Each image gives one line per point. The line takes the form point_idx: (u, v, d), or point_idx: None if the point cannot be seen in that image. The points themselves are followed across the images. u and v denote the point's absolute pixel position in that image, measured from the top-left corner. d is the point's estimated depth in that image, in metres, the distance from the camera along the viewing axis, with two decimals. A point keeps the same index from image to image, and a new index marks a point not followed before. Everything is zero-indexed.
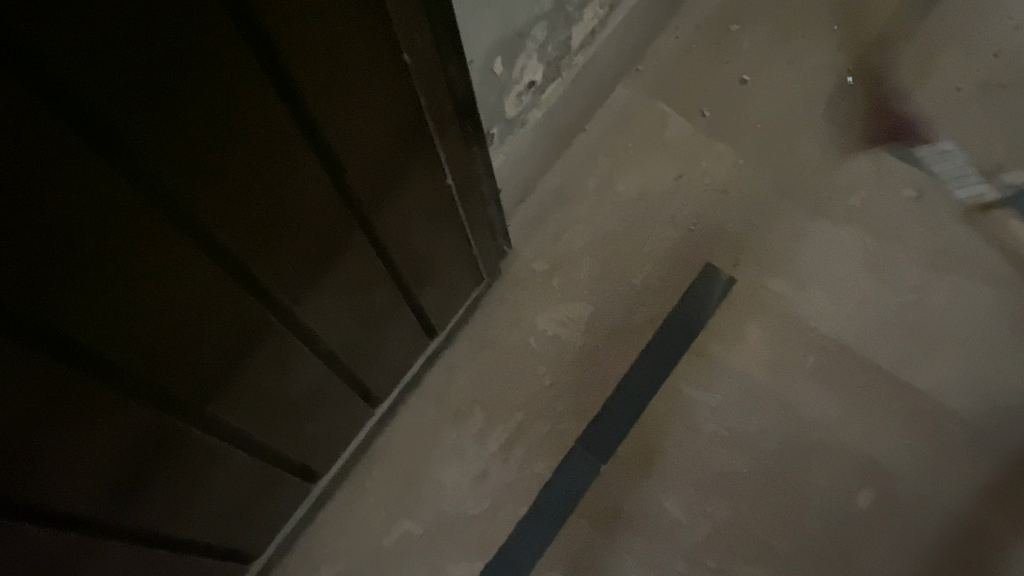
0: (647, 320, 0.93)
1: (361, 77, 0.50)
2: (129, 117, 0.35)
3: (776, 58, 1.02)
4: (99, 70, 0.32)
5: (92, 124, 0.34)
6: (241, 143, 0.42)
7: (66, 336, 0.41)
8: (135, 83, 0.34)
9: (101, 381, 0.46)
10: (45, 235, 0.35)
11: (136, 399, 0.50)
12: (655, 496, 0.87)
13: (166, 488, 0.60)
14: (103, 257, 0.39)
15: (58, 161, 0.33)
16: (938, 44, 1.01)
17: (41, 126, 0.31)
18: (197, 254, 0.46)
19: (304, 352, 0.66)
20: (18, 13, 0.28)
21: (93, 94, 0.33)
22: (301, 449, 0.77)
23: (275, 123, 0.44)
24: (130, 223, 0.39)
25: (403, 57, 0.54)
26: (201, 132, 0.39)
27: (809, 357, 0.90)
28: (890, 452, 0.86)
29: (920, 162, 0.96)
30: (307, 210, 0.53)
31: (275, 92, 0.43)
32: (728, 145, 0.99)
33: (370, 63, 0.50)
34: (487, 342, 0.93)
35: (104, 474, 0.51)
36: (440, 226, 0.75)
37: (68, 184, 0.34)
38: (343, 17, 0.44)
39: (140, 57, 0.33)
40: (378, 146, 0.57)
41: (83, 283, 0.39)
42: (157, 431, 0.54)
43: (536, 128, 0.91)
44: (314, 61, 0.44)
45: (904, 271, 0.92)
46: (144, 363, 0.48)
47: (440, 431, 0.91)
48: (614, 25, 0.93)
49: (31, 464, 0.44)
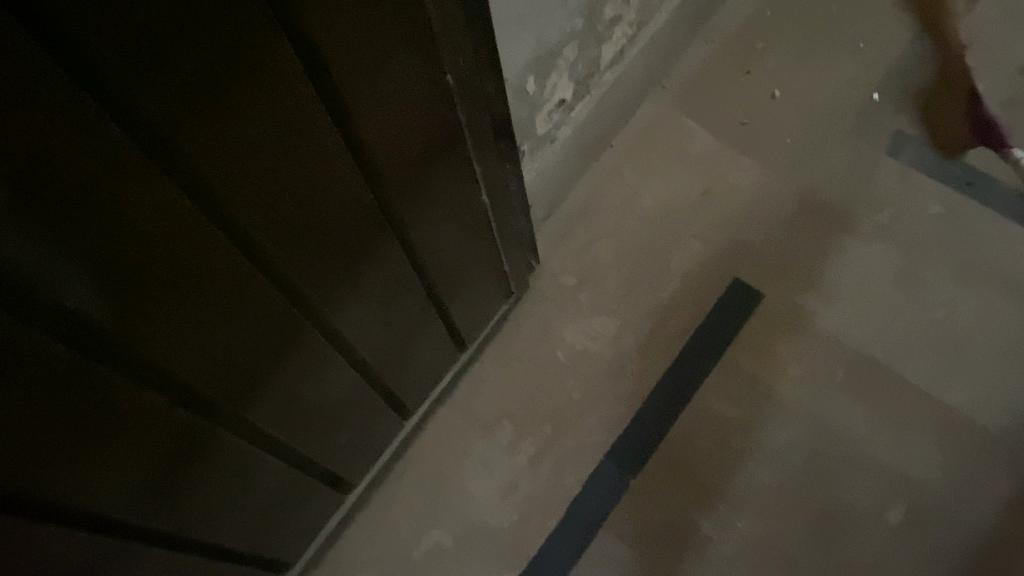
0: (674, 334, 0.94)
1: (400, 91, 0.52)
2: (178, 124, 0.37)
3: (801, 74, 1.03)
4: (151, 77, 0.34)
5: (143, 129, 0.36)
6: (281, 149, 0.44)
7: (110, 334, 0.43)
8: (184, 90, 0.36)
9: (138, 378, 0.47)
10: (88, 230, 0.36)
11: (173, 398, 0.51)
12: (683, 508, 0.87)
13: (200, 490, 0.61)
14: (146, 257, 0.41)
15: (109, 163, 0.35)
16: (964, 61, 1.01)
17: (95, 129, 0.33)
18: (235, 255, 0.47)
19: (337, 360, 0.67)
20: (81, 25, 0.30)
21: (145, 100, 0.34)
22: (334, 458, 0.78)
23: (314, 132, 0.46)
24: (170, 222, 0.41)
25: (440, 72, 0.56)
26: (242, 135, 0.41)
27: (837, 372, 0.90)
28: (919, 467, 0.86)
29: (947, 177, 0.97)
30: (342, 218, 0.54)
31: (316, 103, 0.45)
32: (754, 160, 1.00)
33: (408, 77, 0.52)
34: (515, 354, 0.95)
35: (141, 471, 0.53)
36: (472, 239, 0.76)
37: (117, 185, 0.36)
38: (382, 31, 0.46)
39: (185, 58, 0.35)
40: (413, 157, 0.58)
41: (123, 280, 0.40)
42: (192, 432, 0.55)
43: (565, 144, 0.92)
44: (353, 73, 0.46)
45: (932, 286, 0.92)
46: (182, 364, 0.50)
47: (469, 442, 0.92)
48: (641, 43, 0.94)
49: (69, 459, 0.46)
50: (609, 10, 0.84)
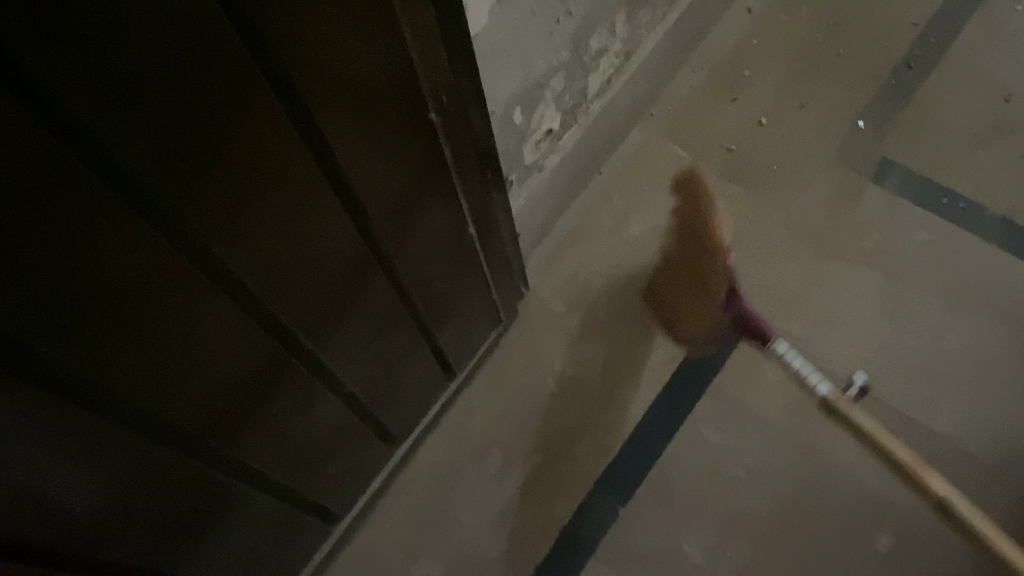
0: (663, 361, 0.94)
1: (384, 128, 0.52)
2: (160, 166, 0.37)
3: (788, 101, 1.04)
4: (134, 122, 0.34)
5: (124, 172, 0.36)
6: (265, 187, 0.44)
7: (92, 374, 0.42)
8: (167, 134, 0.36)
9: (121, 417, 0.47)
10: (67, 272, 0.36)
11: (157, 436, 0.51)
12: (673, 537, 0.87)
13: (182, 526, 0.60)
14: (128, 296, 0.41)
15: (89, 207, 0.35)
16: (949, 89, 1.02)
17: (75, 174, 0.33)
18: (218, 292, 0.47)
19: (324, 393, 0.67)
20: (62, 72, 0.30)
21: (125, 145, 0.35)
22: (322, 489, 0.78)
23: (299, 170, 0.46)
24: (151, 262, 0.41)
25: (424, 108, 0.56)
26: (225, 174, 0.41)
27: (826, 398, 0.91)
28: (908, 495, 0.86)
29: (932, 205, 0.98)
30: (327, 252, 0.54)
31: (300, 142, 0.45)
32: (741, 187, 1.01)
33: (392, 114, 0.52)
34: (505, 381, 0.95)
35: (123, 509, 0.52)
36: (459, 269, 0.77)
37: (97, 227, 0.36)
38: (365, 70, 0.47)
39: (167, 102, 0.35)
40: (399, 190, 0.59)
41: (103, 319, 0.40)
42: (176, 468, 0.55)
43: (553, 172, 0.93)
44: (337, 112, 0.46)
45: (918, 312, 0.93)
46: (167, 402, 0.49)
47: (459, 471, 0.92)
48: (629, 73, 0.95)
49: (51, 501, 0.45)
50: (596, 42, 0.85)
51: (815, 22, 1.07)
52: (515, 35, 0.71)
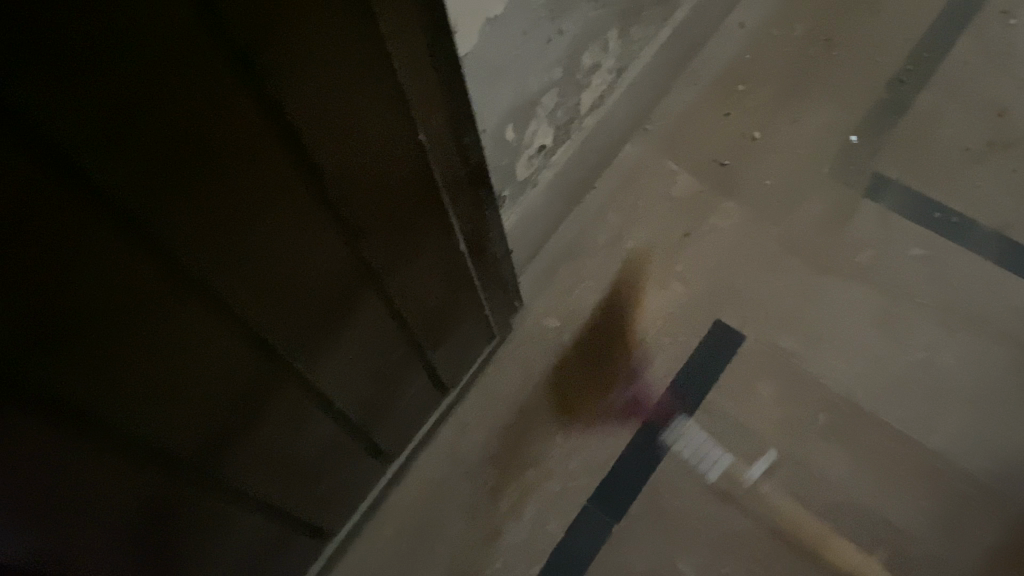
0: (658, 376, 0.94)
1: (373, 148, 0.52)
2: (144, 191, 0.37)
3: (782, 116, 1.04)
4: (116, 147, 0.34)
5: (107, 198, 0.35)
6: (252, 208, 0.44)
7: (77, 399, 0.42)
8: (150, 159, 0.36)
9: (108, 441, 0.46)
10: (51, 301, 0.36)
11: (145, 459, 0.50)
12: (668, 555, 0.87)
13: (170, 549, 0.60)
14: (113, 321, 0.40)
15: (71, 233, 0.35)
16: (942, 103, 1.03)
17: (57, 201, 0.33)
18: (207, 314, 0.47)
19: (316, 411, 0.67)
20: (41, 99, 0.29)
21: (108, 170, 0.34)
22: (314, 507, 0.78)
23: (286, 191, 0.46)
24: (137, 287, 0.40)
25: (415, 124, 0.56)
26: (211, 198, 0.41)
27: (821, 414, 0.90)
28: (903, 512, 0.86)
29: (925, 220, 0.98)
30: (316, 272, 0.54)
31: (288, 163, 0.45)
32: (735, 202, 1.01)
33: (381, 134, 0.52)
34: (499, 397, 0.95)
35: (110, 534, 0.52)
36: (452, 286, 0.77)
37: (81, 253, 0.36)
38: (353, 91, 0.47)
39: (150, 127, 0.34)
40: (389, 209, 0.59)
41: (88, 344, 0.40)
42: (165, 490, 0.55)
43: (547, 188, 0.93)
44: (325, 133, 0.46)
45: (913, 328, 0.93)
46: (154, 425, 0.49)
47: (453, 487, 0.91)
48: (623, 88, 0.95)
49: (38, 530, 0.45)
50: (589, 58, 0.85)
51: (808, 37, 1.08)
52: (507, 53, 0.71)
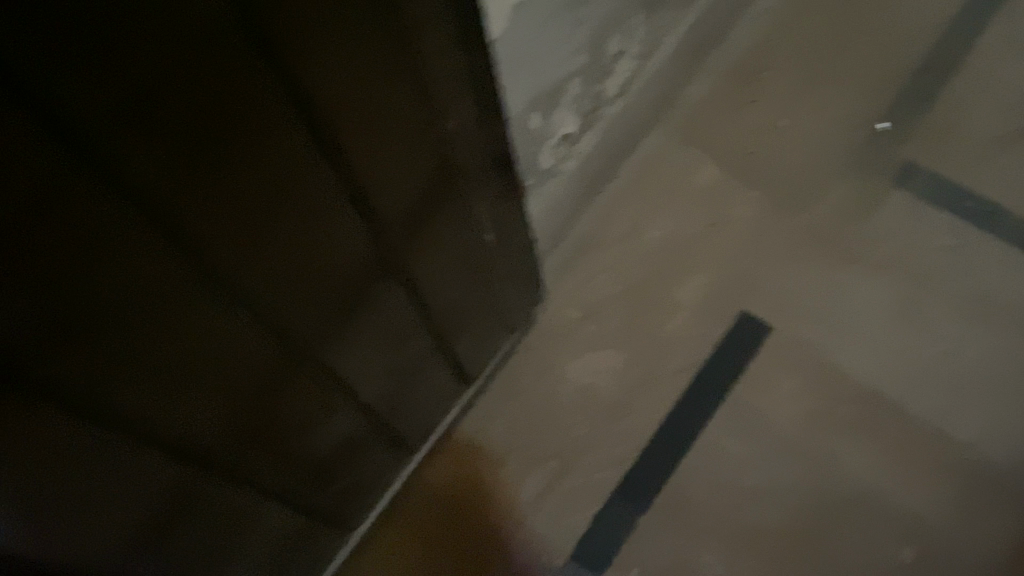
0: (681, 368, 0.93)
1: (398, 136, 0.51)
2: (167, 179, 0.36)
3: (807, 103, 1.02)
4: (139, 133, 0.33)
5: (130, 186, 0.34)
6: (276, 198, 0.43)
7: (99, 393, 0.41)
8: (173, 145, 0.35)
9: (130, 432, 0.45)
10: (74, 288, 0.35)
11: (165, 452, 0.50)
12: (692, 548, 0.86)
13: (190, 543, 0.59)
14: (135, 313, 0.39)
15: (94, 223, 0.34)
16: (971, 90, 1.01)
17: (79, 190, 0.32)
18: (230, 303, 0.46)
19: (339, 404, 0.66)
20: (61, 82, 0.28)
21: (131, 156, 0.33)
22: (336, 500, 0.77)
23: (311, 180, 0.45)
24: (160, 274, 0.39)
25: (441, 110, 0.55)
26: (236, 182, 0.39)
27: (847, 406, 0.89)
28: (931, 506, 0.84)
29: (954, 209, 0.96)
30: (339, 263, 0.53)
31: (312, 151, 0.44)
32: (760, 191, 0.99)
33: (407, 123, 0.51)
34: (521, 389, 0.94)
35: (131, 528, 0.51)
36: (474, 278, 0.76)
37: (103, 243, 0.35)
38: (379, 77, 0.45)
39: (174, 112, 0.33)
40: (413, 199, 0.57)
41: (110, 337, 0.39)
42: (186, 483, 0.54)
43: (570, 178, 0.92)
44: (351, 121, 0.45)
45: (941, 319, 0.91)
46: (175, 418, 0.48)
47: (474, 480, 0.91)
48: (646, 75, 0.94)
49: (60, 522, 0.44)
50: (614, 45, 0.84)
51: (833, 22, 1.06)
52: (532, 40, 0.69)
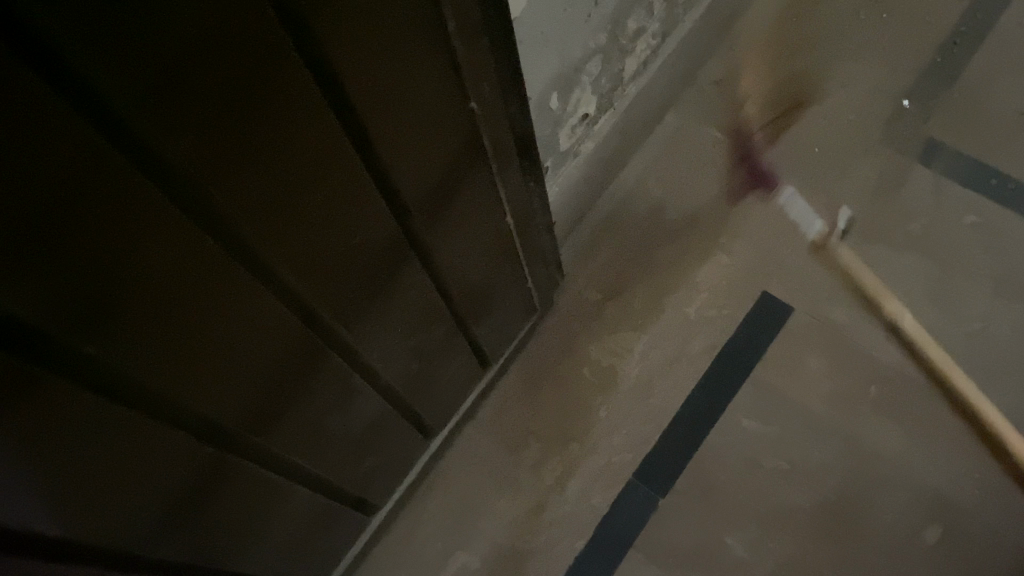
0: (703, 350, 0.92)
1: (423, 116, 0.50)
2: (195, 158, 0.35)
3: (829, 81, 1.01)
4: (169, 112, 0.32)
5: (157, 165, 0.34)
6: (302, 177, 0.43)
7: (127, 371, 0.41)
8: (201, 124, 0.34)
9: (155, 411, 0.45)
10: (97, 265, 0.35)
11: (191, 431, 0.50)
12: (714, 529, 0.86)
13: (215, 521, 0.60)
14: (162, 292, 0.39)
15: (123, 201, 0.34)
16: (999, 64, 0.99)
17: (109, 168, 0.32)
18: (254, 282, 0.45)
19: (362, 385, 0.66)
20: (92, 60, 0.28)
21: (160, 135, 0.33)
22: (359, 481, 0.78)
23: (336, 160, 0.45)
24: (184, 252, 0.39)
25: (465, 90, 0.54)
26: (260, 160, 0.39)
27: (871, 387, 0.88)
28: (956, 487, 0.84)
29: (980, 187, 0.94)
30: (362, 244, 0.53)
31: (338, 130, 0.43)
32: (781, 171, 0.98)
33: (432, 102, 0.50)
34: (541, 371, 0.93)
35: (157, 504, 0.52)
36: (496, 259, 0.75)
37: (132, 222, 0.35)
38: (405, 57, 0.45)
39: (203, 92, 0.33)
40: (437, 180, 0.57)
41: (138, 315, 0.39)
42: (212, 462, 0.54)
43: (588, 158, 0.91)
44: (376, 100, 0.45)
45: (967, 299, 0.90)
46: (201, 397, 0.48)
47: (495, 462, 0.91)
48: (666, 53, 0.92)
49: (83, 497, 0.44)
50: (633, 23, 0.82)
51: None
52: (553, 18, 0.68)
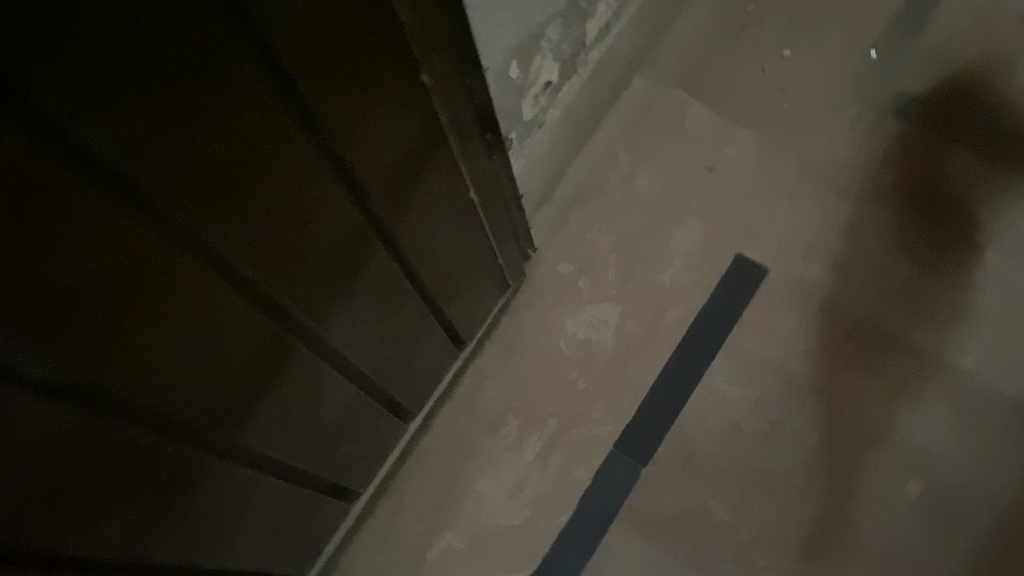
0: (679, 317, 0.91)
1: (379, 98, 0.48)
2: (141, 159, 0.33)
3: (797, 36, 0.99)
4: (107, 111, 0.30)
5: (99, 168, 0.32)
6: (259, 171, 0.40)
7: (87, 384, 0.39)
8: (146, 124, 0.32)
9: (114, 422, 0.43)
10: (40, 276, 0.32)
11: (161, 439, 0.48)
12: (697, 496, 0.86)
13: (191, 525, 0.58)
14: (118, 303, 0.37)
15: (64, 211, 0.31)
16: (966, 11, 0.97)
17: (45, 175, 0.29)
18: (209, 281, 0.43)
19: (334, 376, 0.65)
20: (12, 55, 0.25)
21: (99, 137, 0.31)
22: (337, 471, 0.76)
23: (293, 151, 0.42)
24: (127, 257, 0.36)
25: (416, 68, 0.51)
26: (210, 154, 0.36)
27: (848, 346, 0.87)
28: (935, 441, 0.84)
29: (953, 136, 0.93)
30: (325, 235, 0.51)
31: (292, 119, 0.41)
32: (752, 131, 0.97)
33: (387, 83, 0.48)
34: (517, 348, 0.92)
35: (131, 516, 0.50)
36: (464, 239, 0.74)
37: (77, 232, 0.32)
38: (357, 38, 0.42)
39: (144, 88, 0.30)
40: (398, 162, 0.55)
41: (94, 328, 0.37)
42: (185, 467, 0.52)
43: (554, 127, 0.89)
44: (330, 85, 0.42)
45: (943, 251, 0.89)
46: (168, 404, 0.46)
47: (475, 441, 0.90)
48: (628, 15, 0.90)
49: (53, 518, 0.42)
50: None
51: None
52: None
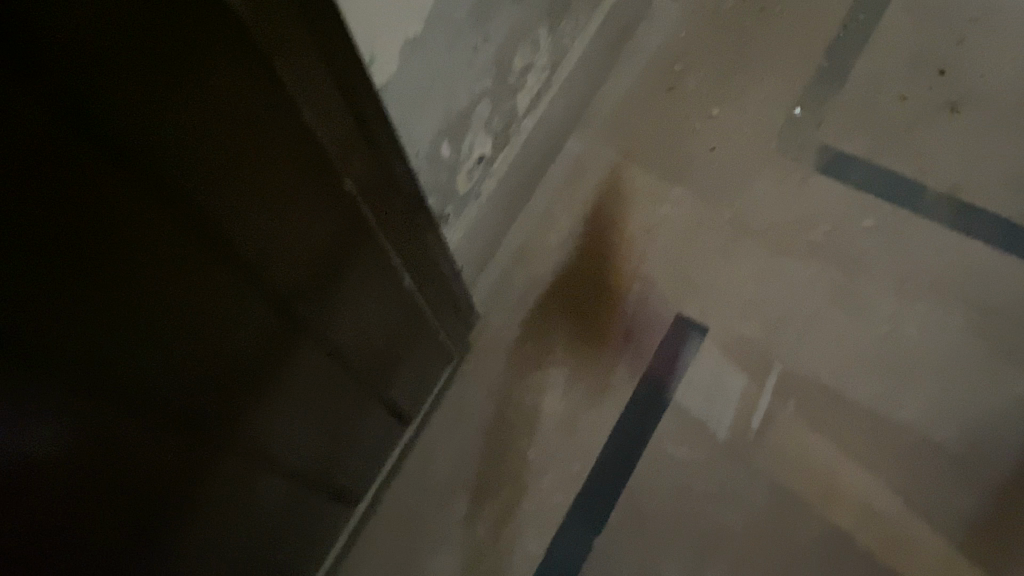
0: (624, 379, 0.91)
1: (292, 195, 0.47)
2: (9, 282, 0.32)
3: (723, 94, 1.02)
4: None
5: None
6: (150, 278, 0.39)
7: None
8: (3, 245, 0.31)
9: (67, 462, 0.40)
10: None
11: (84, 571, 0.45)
12: (651, 563, 0.85)
13: None
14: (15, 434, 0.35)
15: None
16: (887, 65, 1.00)
17: None
18: (141, 362, 0.42)
19: (270, 474, 0.62)
20: None
21: None
22: (281, 565, 0.74)
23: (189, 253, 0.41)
24: (64, 268, 0.34)
25: (345, 127, 0.51)
26: (86, 260, 0.35)
27: (790, 401, 0.89)
28: (880, 492, 0.85)
29: (878, 188, 0.95)
30: (245, 333, 0.49)
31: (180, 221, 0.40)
32: (685, 189, 0.98)
33: (300, 181, 0.47)
34: (464, 419, 0.91)
35: None
36: (402, 322, 0.73)
37: None
38: (256, 140, 0.42)
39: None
40: (322, 252, 0.54)
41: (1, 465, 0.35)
42: None
43: (491, 198, 0.89)
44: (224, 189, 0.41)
45: (874, 302, 0.91)
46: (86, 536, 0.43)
47: (425, 518, 0.88)
48: (559, 85, 0.91)
49: None
50: (520, 60, 0.81)
51: (743, 7, 1.05)
52: (431, 73, 0.66)
